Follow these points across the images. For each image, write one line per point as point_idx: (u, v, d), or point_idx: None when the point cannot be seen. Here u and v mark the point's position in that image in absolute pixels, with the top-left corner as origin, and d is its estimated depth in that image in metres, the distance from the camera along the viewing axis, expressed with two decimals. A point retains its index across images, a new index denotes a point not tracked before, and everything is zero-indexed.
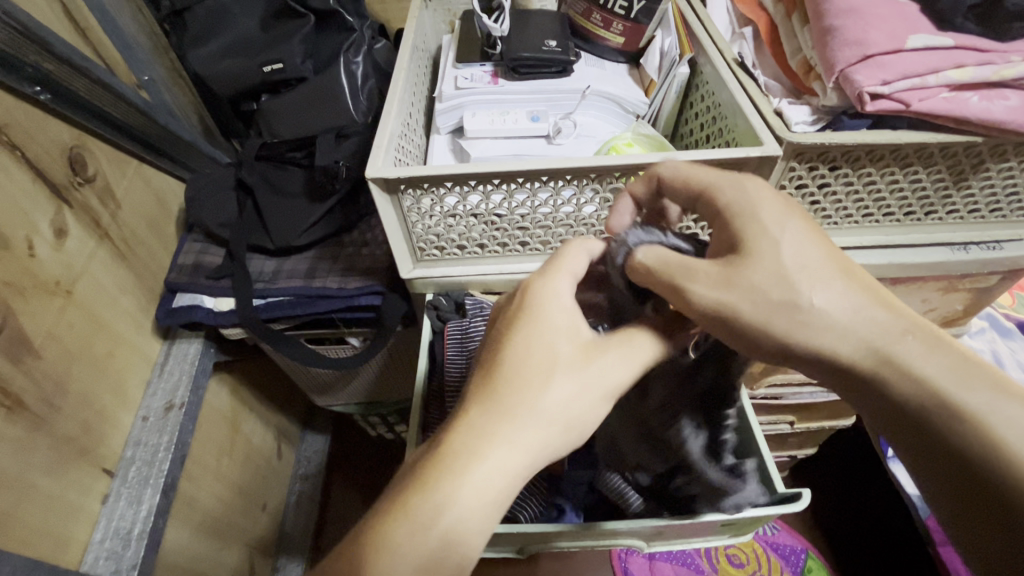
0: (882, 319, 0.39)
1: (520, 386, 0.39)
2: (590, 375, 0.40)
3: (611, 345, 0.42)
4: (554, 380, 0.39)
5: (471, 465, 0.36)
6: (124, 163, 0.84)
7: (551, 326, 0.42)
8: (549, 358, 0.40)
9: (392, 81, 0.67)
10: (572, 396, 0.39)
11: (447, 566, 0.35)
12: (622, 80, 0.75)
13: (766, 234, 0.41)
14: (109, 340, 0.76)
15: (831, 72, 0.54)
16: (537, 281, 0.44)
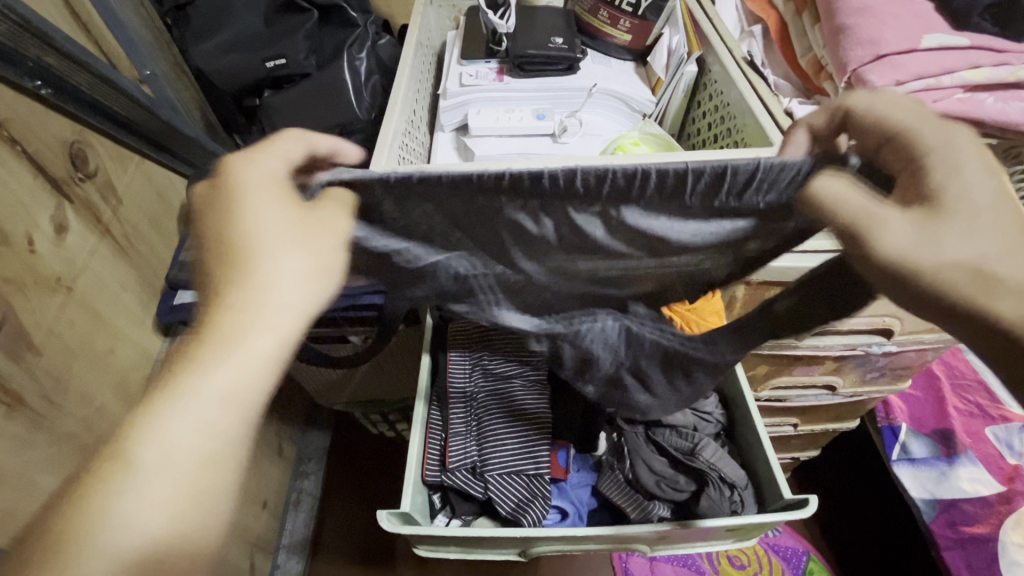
0: None
1: (245, 260, 0.39)
2: (319, 236, 0.39)
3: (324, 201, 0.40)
4: (281, 253, 0.39)
5: (213, 344, 0.37)
6: (126, 158, 0.83)
7: (252, 195, 0.40)
8: (270, 231, 0.39)
9: (397, 77, 0.66)
10: (296, 260, 0.40)
11: (230, 421, 0.37)
12: (628, 78, 0.74)
13: (958, 181, 0.35)
14: (110, 338, 0.75)
15: (843, 72, 0.53)
16: (227, 164, 0.41)
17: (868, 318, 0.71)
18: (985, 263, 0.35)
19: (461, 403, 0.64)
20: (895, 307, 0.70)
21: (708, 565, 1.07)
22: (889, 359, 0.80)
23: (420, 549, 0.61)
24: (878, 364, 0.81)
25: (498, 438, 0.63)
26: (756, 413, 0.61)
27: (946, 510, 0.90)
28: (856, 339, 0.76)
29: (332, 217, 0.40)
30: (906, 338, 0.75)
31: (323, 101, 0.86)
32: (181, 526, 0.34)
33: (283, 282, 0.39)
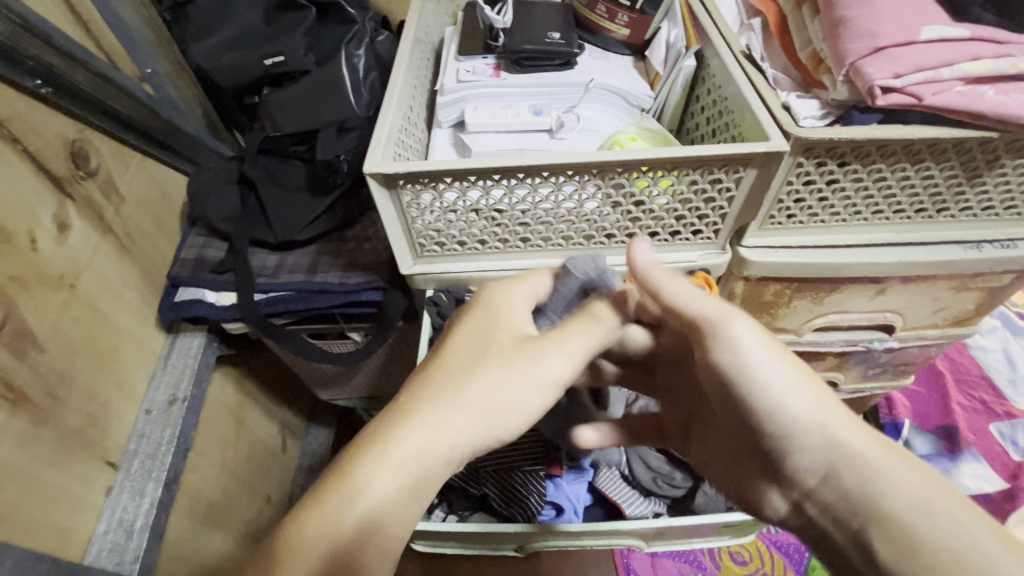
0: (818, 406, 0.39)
1: (434, 388, 0.41)
2: (530, 366, 0.42)
3: (553, 341, 0.42)
4: (476, 373, 0.41)
5: (376, 450, 0.39)
6: (128, 157, 0.84)
7: (487, 320, 0.45)
8: (483, 347, 0.43)
9: (392, 74, 0.66)
10: (501, 388, 0.41)
11: (358, 549, 0.37)
12: (627, 72, 0.74)
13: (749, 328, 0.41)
14: (112, 334, 0.76)
15: (841, 66, 0.52)
16: (489, 286, 0.47)
17: (869, 313, 0.74)
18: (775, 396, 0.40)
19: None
20: (895, 302, 0.72)
21: (709, 561, 1.07)
22: (893, 355, 0.83)
23: (418, 543, 0.62)
24: (882, 360, 0.85)
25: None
26: None
27: None
28: (857, 335, 0.78)
29: (551, 357, 0.42)
30: (907, 333, 0.78)
31: (319, 98, 0.85)
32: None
33: (449, 416, 0.40)
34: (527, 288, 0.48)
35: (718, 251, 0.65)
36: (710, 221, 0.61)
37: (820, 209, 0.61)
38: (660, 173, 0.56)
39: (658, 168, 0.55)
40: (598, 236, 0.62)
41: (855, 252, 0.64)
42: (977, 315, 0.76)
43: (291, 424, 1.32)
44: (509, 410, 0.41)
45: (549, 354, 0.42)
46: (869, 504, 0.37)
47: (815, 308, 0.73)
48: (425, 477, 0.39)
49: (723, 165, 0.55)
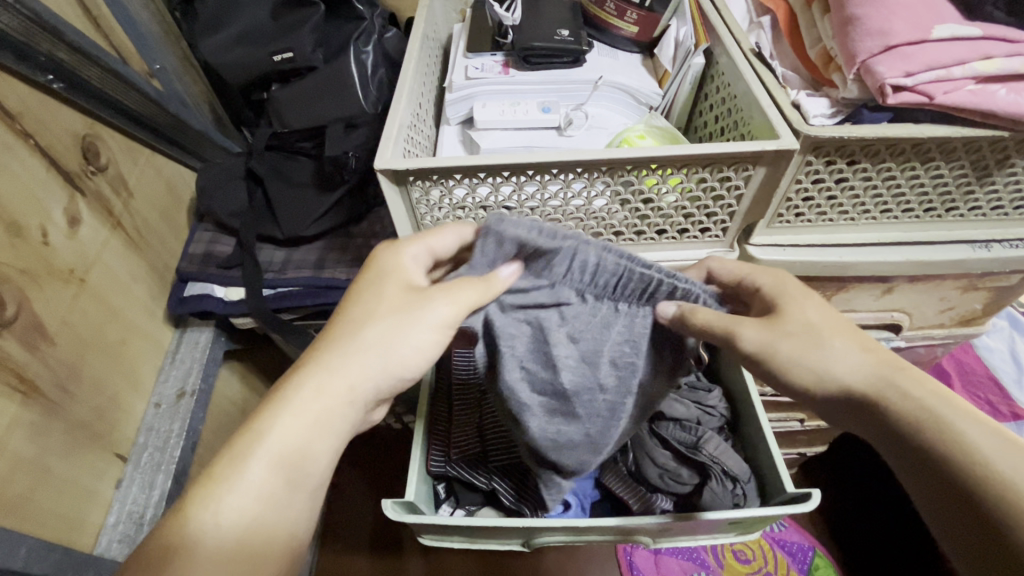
0: (870, 363, 0.44)
1: (338, 335, 0.47)
2: (416, 316, 0.46)
3: (441, 292, 0.46)
4: (368, 325, 0.47)
5: (282, 398, 0.45)
6: (136, 152, 0.84)
7: (383, 278, 0.49)
8: (373, 304, 0.48)
9: (402, 71, 0.66)
10: (393, 334, 0.47)
11: (271, 483, 0.43)
12: (635, 70, 0.74)
13: (794, 302, 0.48)
14: (121, 328, 0.77)
15: (852, 64, 0.52)
16: (387, 251, 0.51)
17: (877, 312, 0.74)
18: (821, 359, 0.45)
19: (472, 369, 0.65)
20: (903, 302, 0.72)
21: (712, 558, 1.07)
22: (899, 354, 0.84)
23: (424, 538, 0.62)
24: None
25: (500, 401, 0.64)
26: (762, 410, 0.60)
27: None
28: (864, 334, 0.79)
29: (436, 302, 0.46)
30: (915, 333, 0.78)
31: (327, 94, 0.86)
32: (252, 524, 0.42)
33: (347, 362, 0.46)
34: (424, 246, 0.51)
35: (726, 249, 0.65)
36: (718, 219, 0.61)
37: (828, 208, 0.62)
38: (669, 170, 0.56)
39: (667, 165, 0.55)
40: (606, 233, 0.63)
41: (863, 252, 0.64)
42: (984, 314, 0.76)
43: None
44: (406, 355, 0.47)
45: (432, 301, 0.46)
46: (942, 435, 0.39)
47: None
48: (331, 415, 0.45)
49: (732, 163, 0.55)
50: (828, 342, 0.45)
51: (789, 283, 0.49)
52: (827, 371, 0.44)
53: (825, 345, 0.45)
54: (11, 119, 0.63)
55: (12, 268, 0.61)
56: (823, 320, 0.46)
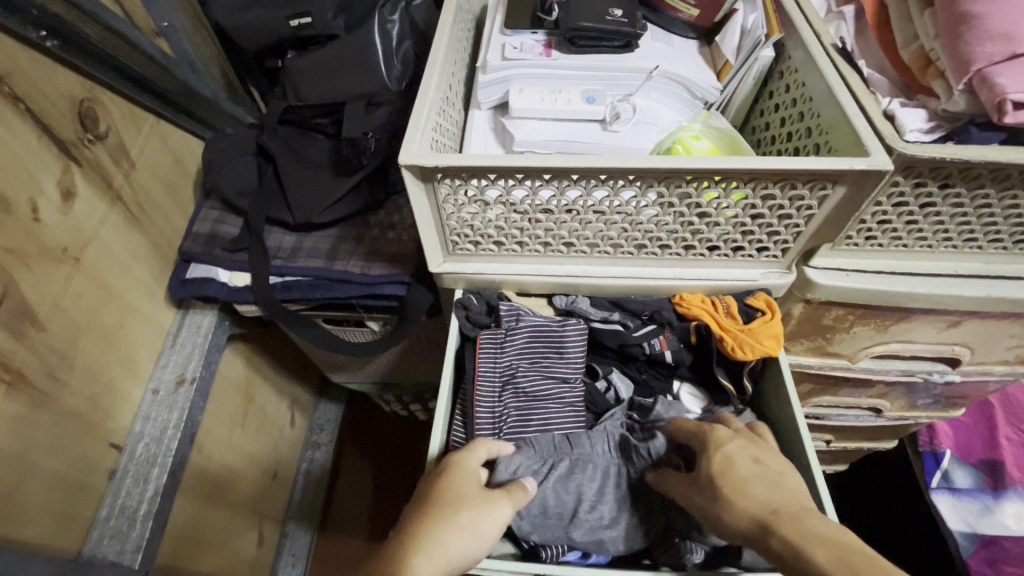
0: (775, 500, 0.41)
1: (430, 511, 0.44)
2: (496, 510, 0.45)
3: (507, 496, 0.47)
4: (455, 518, 0.44)
5: None
6: (139, 119, 0.78)
7: (462, 477, 0.47)
8: (460, 487, 0.46)
9: (433, 48, 0.59)
10: (478, 522, 0.44)
11: None
12: (691, 59, 0.65)
13: (716, 448, 0.45)
14: (118, 311, 0.72)
15: (963, 73, 0.44)
16: (455, 453, 0.49)
17: (935, 345, 0.67)
18: (729, 494, 0.42)
19: (494, 376, 0.57)
20: (968, 336, 0.66)
21: None
22: (948, 386, 0.78)
23: None
24: (934, 390, 0.80)
25: (522, 418, 0.55)
26: (817, 465, 0.50)
27: (986, 546, 0.86)
28: (915, 365, 0.73)
29: (507, 509, 0.46)
30: (972, 368, 0.72)
31: (347, 67, 0.78)
32: None
33: (446, 535, 0.43)
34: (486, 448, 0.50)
35: (782, 271, 0.58)
36: (781, 239, 0.54)
37: (906, 233, 0.54)
38: (734, 184, 0.49)
39: (733, 178, 0.48)
40: (650, 247, 0.56)
41: (938, 284, 0.57)
42: None
43: (299, 399, 1.30)
44: (489, 546, 0.45)
45: (504, 502, 0.46)
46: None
47: (875, 336, 0.67)
48: None
49: (809, 180, 0.48)
50: (737, 488, 0.42)
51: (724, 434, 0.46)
52: (726, 515, 0.42)
53: (726, 488, 0.42)
54: None
55: None
56: (729, 464, 0.44)
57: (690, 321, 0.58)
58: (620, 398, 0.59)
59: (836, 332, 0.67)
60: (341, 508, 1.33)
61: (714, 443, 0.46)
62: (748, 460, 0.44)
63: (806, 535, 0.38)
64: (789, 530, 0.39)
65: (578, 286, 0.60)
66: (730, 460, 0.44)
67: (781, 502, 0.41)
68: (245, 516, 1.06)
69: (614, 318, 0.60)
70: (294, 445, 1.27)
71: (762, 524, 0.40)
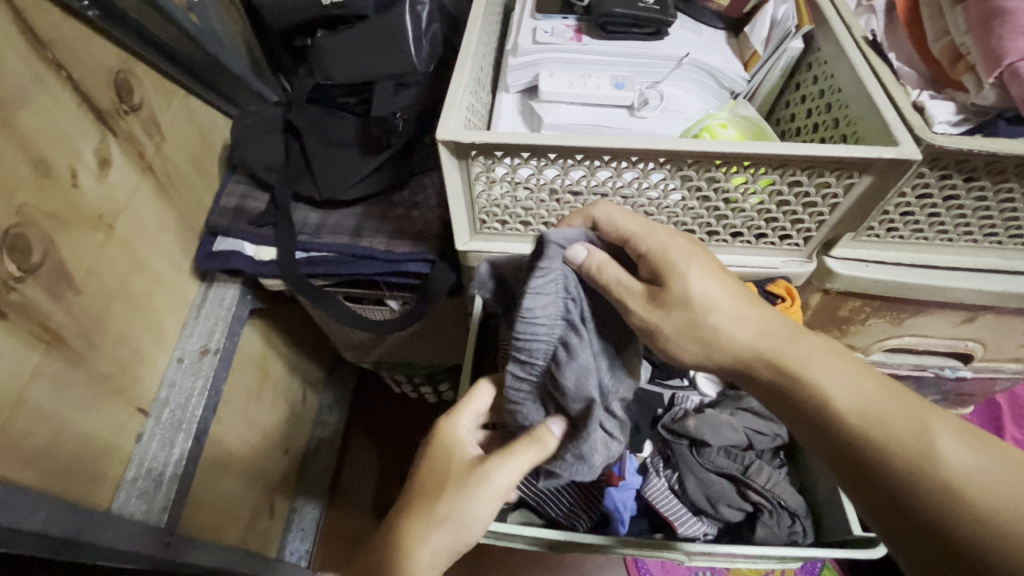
0: (755, 320, 0.42)
1: (420, 492, 0.49)
2: (480, 482, 0.47)
3: (494, 458, 0.48)
4: (441, 496, 0.48)
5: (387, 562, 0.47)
6: (171, 92, 0.79)
7: (447, 454, 0.51)
8: (447, 466, 0.50)
9: (466, 29, 0.60)
10: (464, 496, 0.47)
11: None
12: (720, 49, 0.66)
13: (679, 275, 0.42)
14: (147, 279, 0.73)
15: (994, 67, 0.45)
16: (439, 426, 0.52)
17: (949, 340, 0.68)
18: (709, 318, 0.42)
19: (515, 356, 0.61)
20: (982, 332, 0.67)
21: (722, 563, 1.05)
22: (958, 383, 0.79)
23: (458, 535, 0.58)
24: (944, 386, 0.81)
25: None
26: None
27: None
28: (926, 360, 0.74)
29: (494, 472, 0.48)
30: (984, 365, 0.73)
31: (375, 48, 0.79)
32: None
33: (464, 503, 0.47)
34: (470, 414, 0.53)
35: (803, 259, 0.59)
36: (803, 227, 0.55)
37: (927, 226, 0.55)
38: (762, 170, 0.50)
39: (762, 163, 0.49)
40: (674, 230, 0.57)
41: (956, 278, 0.58)
42: None
43: (311, 377, 1.32)
44: (480, 514, 0.47)
45: (491, 465, 0.48)
46: (838, 421, 0.38)
47: (889, 329, 0.68)
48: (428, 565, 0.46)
49: (836, 169, 0.49)
50: (718, 314, 0.42)
51: (672, 243, 0.43)
52: (727, 348, 0.42)
53: (707, 318, 0.42)
54: (41, 46, 0.59)
55: (39, 210, 0.58)
56: (705, 290, 0.42)
57: None
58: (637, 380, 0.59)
59: (851, 323, 0.68)
60: (348, 486, 1.35)
61: (675, 268, 0.43)
62: (719, 280, 0.43)
63: (814, 366, 0.40)
64: (785, 351, 0.41)
65: None
66: (707, 291, 0.42)
67: (784, 344, 0.41)
68: (257, 487, 1.09)
69: None
70: (304, 422, 1.30)
71: (766, 355, 0.41)
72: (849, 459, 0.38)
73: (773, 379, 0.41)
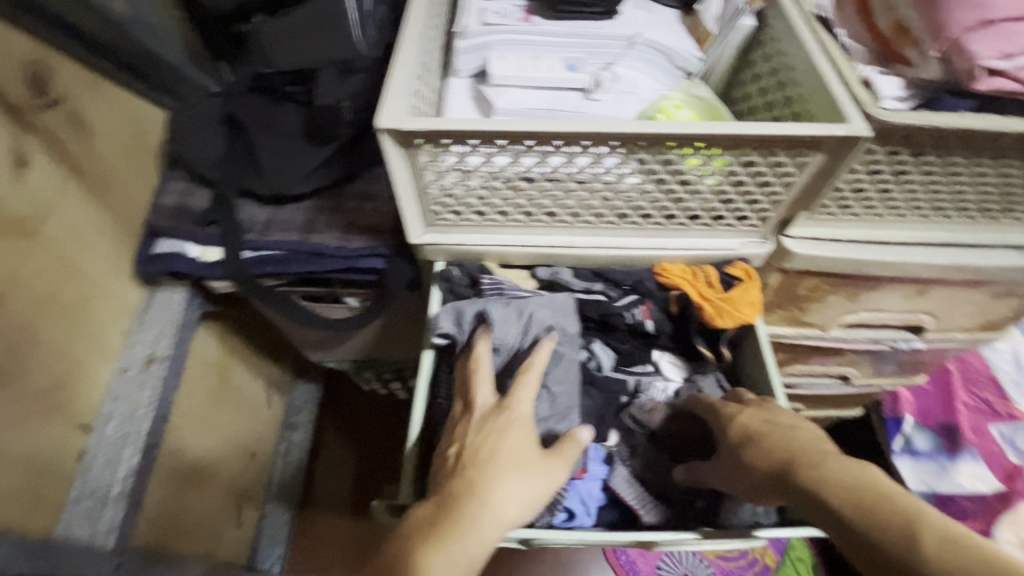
0: (760, 424, 0.48)
1: (484, 469, 0.45)
2: (549, 476, 0.46)
3: (564, 456, 0.47)
4: (512, 480, 0.45)
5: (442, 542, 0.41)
6: (97, 85, 0.74)
7: (518, 432, 0.47)
8: (518, 449, 0.46)
9: (409, 10, 0.57)
10: (532, 485, 0.45)
11: None
12: (672, 28, 0.65)
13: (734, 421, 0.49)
14: (82, 287, 0.69)
15: (938, 40, 0.45)
16: (511, 396, 0.49)
17: (902, 313, 0.70)
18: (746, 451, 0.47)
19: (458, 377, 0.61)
20: (933, 304, 0.68)
21: None
22: (913, 354, 0.81)
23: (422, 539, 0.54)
24: (899, 357, 0.83)
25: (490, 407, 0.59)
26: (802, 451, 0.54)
27: (942, 503, 0.91)
28: (882, 333, 0.75)
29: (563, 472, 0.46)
30: (935, 335, 0.75)
31: None
32: None
33: (499, 492, 0.44)
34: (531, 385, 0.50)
35: (760, 240, 0.59)
36: (759, 208, 0.55)
37: (879, 202, 0.55)
38: (716, 151, 0.49)
39: (715, 145, 0.48)
40: (632, 215, 0.56)
41: (908, 252, 0.58)
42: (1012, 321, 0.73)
43: (275, 379, 1.28)
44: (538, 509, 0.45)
45: (561, 464, 0.47)
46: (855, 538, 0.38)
47: (847, 305, 0.69)
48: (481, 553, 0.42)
49: (788, 148, 0.48)
50: (751, 442, 0.47)
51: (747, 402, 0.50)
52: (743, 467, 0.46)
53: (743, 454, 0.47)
54: None
55: None
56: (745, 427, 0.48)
57: (671, 290, 0.59)
58: (603, 367, 0.59)
59: (809, 301, 0.68)
60: (321, 490, 1.30)
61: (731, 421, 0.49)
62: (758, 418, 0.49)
63: (822, 481, 0.40)
64: (774, 441, 0.45)
65: (561, 257, 0.60)
66: (745, 427, 0.48)
67: (772, 432, 0.46)
68: (223, 497, 1.05)
69: (596, 289, 0.59)
70: (270, 426, 1.25)
71: (781, 477, 0.43)
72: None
73: (763, 460, 0.45)
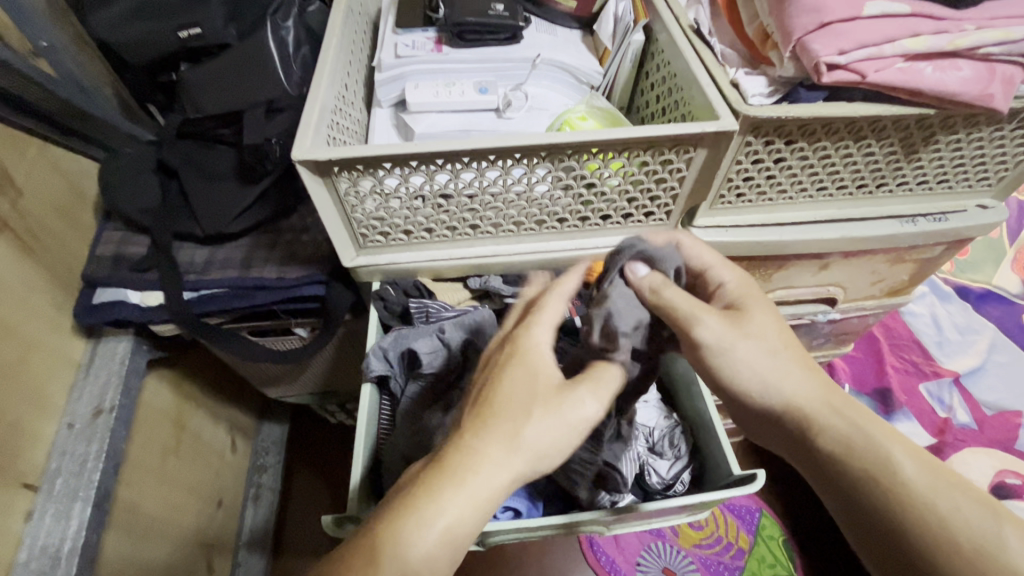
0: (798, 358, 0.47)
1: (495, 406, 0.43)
2: (568, 414, 0.43)
3: (585, 385, 0.45)
4: (532, 415, 0.42)
5: (451, 481, 0.40)
6: (22, 144, 0.74)
7: (533, 370, 0.45)
8: (533, 395, 0.43)
9: (323, 48, 0.60)
10: (551, 423, 0.42)
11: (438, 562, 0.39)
12: (574, 47, 0.71)
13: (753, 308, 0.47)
14: (19, 345, 0.68)
15: (788, 42, 0.51)
16: (523, 334, 0.46)
17: (813, 287, 0.76)
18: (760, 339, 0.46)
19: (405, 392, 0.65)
20: (838, 276, 0.75)
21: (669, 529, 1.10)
22: (834, 325, 0.88)
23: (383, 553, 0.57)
24: (824, 330, 0.89)
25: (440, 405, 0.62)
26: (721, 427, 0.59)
27: None
28: (802, 309, 0.81)
29: (584, 400, 0.44)
30: (847, 305, 0.81)
31: (242, 75, 0.76)
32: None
33: (531, 426, 0.42)
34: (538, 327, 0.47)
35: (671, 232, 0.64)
36: (661, 203, 0.60)
37: (768, 187, 0.61)
38: (611, 154, 0.54)
39: (608, 149, 0.53)
40: (549, 220, 0.60)
41: (801, 230, 0.64)
42: (911, 285, 0.80)
43: (238, 421, 1.26)
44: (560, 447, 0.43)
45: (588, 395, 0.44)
46: (904, 489, 0.40)
47: (763, 285, 0.75)
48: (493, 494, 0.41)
49: (674, 146, 0.53)
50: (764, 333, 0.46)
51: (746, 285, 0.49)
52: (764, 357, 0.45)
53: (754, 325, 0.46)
54: None
55: None
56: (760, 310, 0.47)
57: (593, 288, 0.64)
58: None
59: None
60: (294, 529, 1.28)
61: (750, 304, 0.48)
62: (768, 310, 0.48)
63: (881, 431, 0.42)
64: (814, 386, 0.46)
65: (489, 266, 0.64)
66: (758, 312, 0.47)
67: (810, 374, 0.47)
68: (191, 548, 1.03)
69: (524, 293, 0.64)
70: (236, 470, 1.23)
71: (831, 418, 0.44)
72: (883, 521, 0.40)
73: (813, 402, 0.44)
